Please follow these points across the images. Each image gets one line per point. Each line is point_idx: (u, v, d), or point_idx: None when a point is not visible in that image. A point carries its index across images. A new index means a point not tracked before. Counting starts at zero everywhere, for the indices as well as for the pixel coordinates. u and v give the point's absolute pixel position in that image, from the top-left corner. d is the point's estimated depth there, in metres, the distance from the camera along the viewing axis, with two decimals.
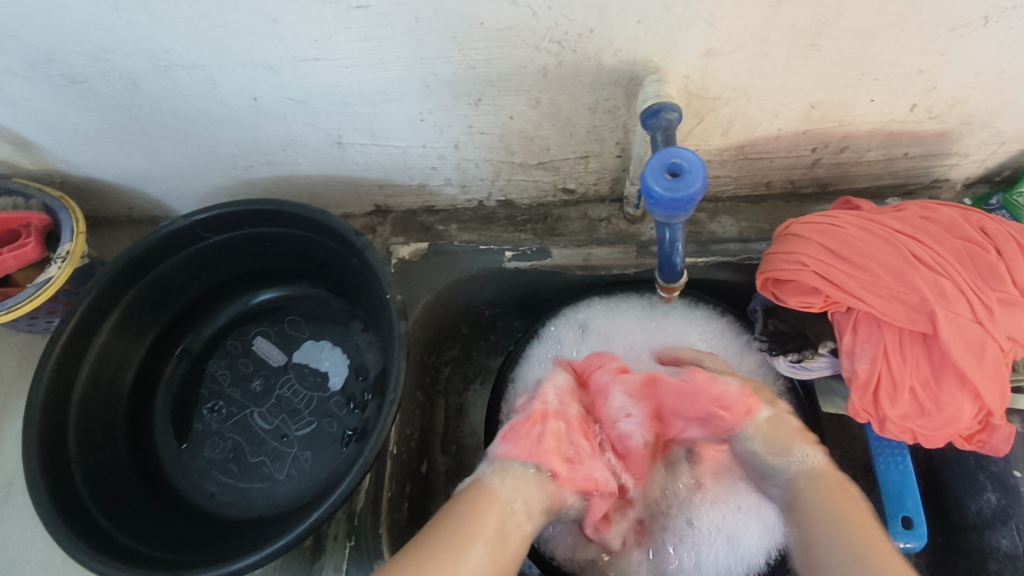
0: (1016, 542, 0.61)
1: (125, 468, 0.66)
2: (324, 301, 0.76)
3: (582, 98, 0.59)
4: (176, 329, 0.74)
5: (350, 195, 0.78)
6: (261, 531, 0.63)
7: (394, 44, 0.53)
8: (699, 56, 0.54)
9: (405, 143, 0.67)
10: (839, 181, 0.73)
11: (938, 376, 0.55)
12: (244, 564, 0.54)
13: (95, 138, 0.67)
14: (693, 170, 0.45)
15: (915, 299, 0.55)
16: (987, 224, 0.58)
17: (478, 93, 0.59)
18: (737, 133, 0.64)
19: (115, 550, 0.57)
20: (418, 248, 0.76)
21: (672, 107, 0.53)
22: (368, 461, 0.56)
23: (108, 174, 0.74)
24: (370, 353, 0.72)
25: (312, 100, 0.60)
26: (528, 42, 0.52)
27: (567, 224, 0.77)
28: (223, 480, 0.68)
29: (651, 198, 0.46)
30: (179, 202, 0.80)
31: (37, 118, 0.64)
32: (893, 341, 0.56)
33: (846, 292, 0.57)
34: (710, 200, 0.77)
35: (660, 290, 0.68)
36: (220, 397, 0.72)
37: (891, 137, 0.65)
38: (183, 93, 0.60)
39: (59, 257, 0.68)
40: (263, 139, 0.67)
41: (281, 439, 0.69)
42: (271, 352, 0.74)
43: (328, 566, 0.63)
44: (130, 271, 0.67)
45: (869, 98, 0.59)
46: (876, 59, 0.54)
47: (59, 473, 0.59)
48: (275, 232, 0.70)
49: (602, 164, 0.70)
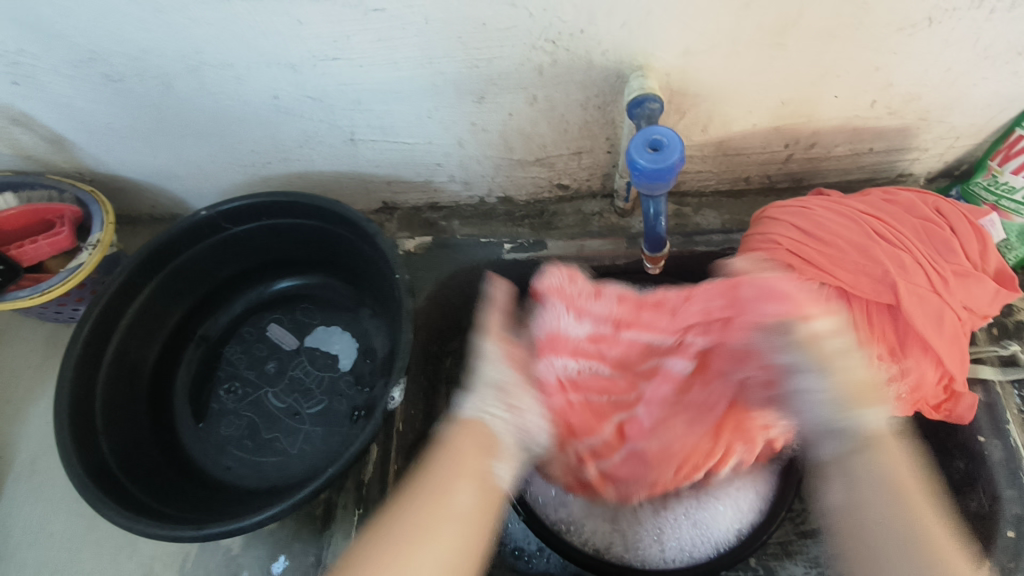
0: (983, 504, 0.65)
1: (147, 440, 0.70)
2: (335, 289, 0.80)
3: (575, 95, 0.65)
4: (196, 315, 0.78)
5: (360, 192, 0.83)
6: (274, 496, 0.67)
7: (406, 44, 0.59)
8: (678, 54, 0.60)
9: (413, 139, 0.73)
10: (813, 175, 0.80)
11: (903, 344, 0.61)
12: (266, 516, 0.58)
13: (126, 135, 0.73)
14: (671, 146, 0.51)
15: (879, 272, 0.60)
16: (943, 205, 0.65)
17: (481, 91, 0.65)
18: (716, 128, 0.70)
19: (139, 508, 0.60)
20: (423, 241, 0.83)
21: (654, 98, 0.60)
22: (377, 427, 0.61)
23: (135, 172, 0.80)
24: (379, 336, 0.77)
25: (329, 97, 0.66)
26: (525, 42, 0.59)
27: (563, 218, 0.83)
28: (239, 455, 0.72)
29: (636, 171, 0.51)
30: (199, 199, 0.86)
31: (75, 115, 0.70)
32: (861, 311, 0.62)
33: (817, 267, 0.63)
34: (695, 195, 0.82)
35: (647, 262, 0.72)
36: (236, 378, 0.76)
37: (856, 132, 0.72)
38: (212, 91, 0.66)
39: (90, 244, 0.73)
40: (281, 136, 0.73)
41: (293, 416, 0.74)
42: (285, 337, 0.79)
43: (338, 533, 0.67)
44: (157, 257, 0.72)
45: (832, 95, 0.66)
46: (835, 58, 0.60)
47: (86, 440, 0.63)
48: (292, 223, 0.75)
49: (593, 160, 0.76)
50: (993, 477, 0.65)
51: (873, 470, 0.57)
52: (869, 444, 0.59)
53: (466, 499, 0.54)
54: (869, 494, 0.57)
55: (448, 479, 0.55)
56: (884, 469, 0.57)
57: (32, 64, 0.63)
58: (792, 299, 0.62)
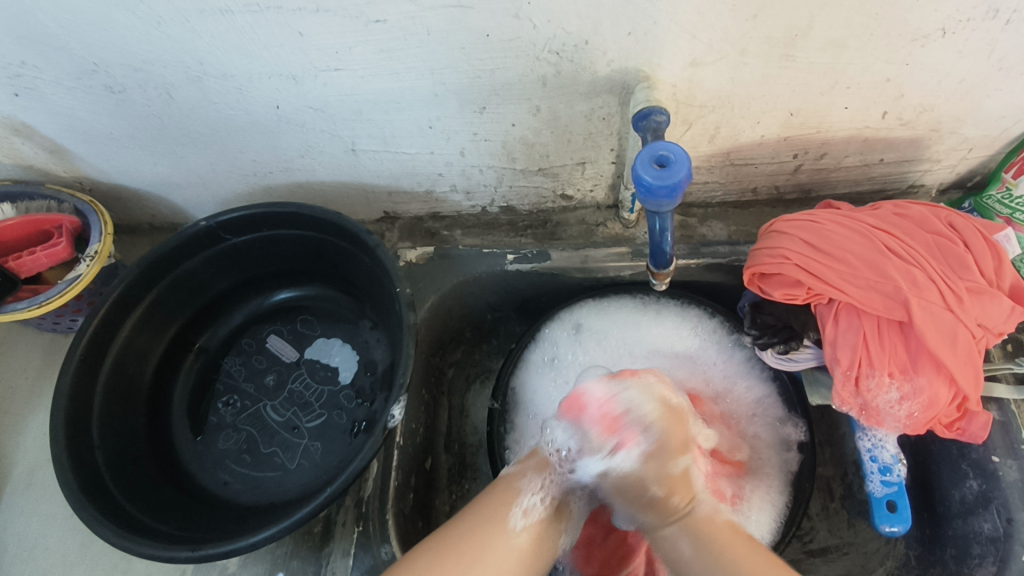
0: (997, 525, 0.63)
1: (145, 455, 0.69)
2: (335, 300, 0.79)
3: (579, 106, 0.64)
4: (195, 326, 0.78)
5: (361, 202, 0.83)
6: (272, 513, 0.66)
7: (408, 55, 0.58)
8: (685, 65, 0.59)
9: (414, 149, 0.72)
10: (822, 186, 0.78)
11: (915, 362, 0.59)
12: (262, 537, 0.57)
13: (126, 145, 0.72)
14: (679, 162, 0.50)
15: (890, 289, 0.59)
16: (956, 219, 0.63)
17: (483, 101, 0.64)
18: (723, 139, 0.69)
19: (135, 527, 0.60)
20: (425, 252, 0.81)
21: (660, 111, 0.59)
22: (378, 442, 0.60)
23: (135, 181, 0.79)
24: (379, 349, 0.76)
25: (330, 108, 0.65)
26: (530, 53, 0.57)
27: (566, 229, 0.81)
28: (237, 470, 0.71)
29: (643, 187, 0.50)
30: (199, 208, 0.85)
31: (74, 125, 0.69)
32: (871, 328, 0.60)
33: (826, 283, 0.61)
34: (701, 205, 0.81)
35: (653, 278, 0.71)
36: (235, 391, 0.76)
37: (867, 143, 0.70)
38: (212, 102, 0.65)
39: (88, 256, 0.72)
40: (282, 146, 0.72)
41: (292, 430, 0.73)
42: (285, 349, 0.78)
43: (337, 551, 0.66)
44: (155, 269, 0.71)
45: (843, 106, 0.64)
46: (846, 69, 0.59)
47: (83, 456, 0.62)
48: (293, 234, 0.74)
49: (598, 170, 0.75)
50: (1007, 499, 0.63)
51: (684, 540, 0.56)
52: (661, 509, 0.58)
53: (681, 463, 0.59)
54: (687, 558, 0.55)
55: (719, 405, 0.62)
56: (703, 539, 0.55)
57: (32, 76, 0.62)
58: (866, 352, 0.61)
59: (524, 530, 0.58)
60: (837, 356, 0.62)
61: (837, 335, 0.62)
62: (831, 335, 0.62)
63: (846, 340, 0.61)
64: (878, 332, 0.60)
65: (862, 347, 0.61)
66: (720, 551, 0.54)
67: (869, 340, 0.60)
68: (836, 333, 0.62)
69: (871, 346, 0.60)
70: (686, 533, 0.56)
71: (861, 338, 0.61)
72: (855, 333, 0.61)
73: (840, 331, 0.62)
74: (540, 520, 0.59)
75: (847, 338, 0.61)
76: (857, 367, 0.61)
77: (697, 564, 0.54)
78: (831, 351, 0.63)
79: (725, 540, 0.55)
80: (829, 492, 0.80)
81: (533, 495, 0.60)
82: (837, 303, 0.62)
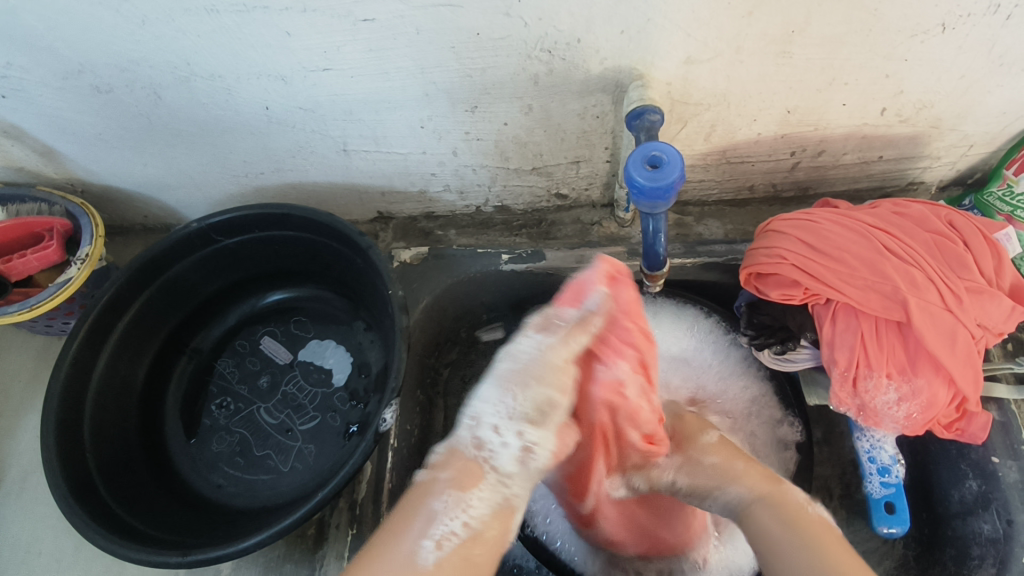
0: (996, 527, 0.63)
1: (137, 458, 0.69)
2: (329, 302, 0.79)
3: (572, 105, 0.63)
4: (188, 328, 0.77)
5: (354, 202, 0.82)
6: (265, 517, 0.65)
7: (398, 54, 0.57)
8: (679, 63, 0.58)
9: (406, 149, 0.71)
10: (819, 184, 0.77)
11: (914, 363, 0.59)
12: (253, 542, 0.56)
13: (115, 146, 0.71)
14: (671, 162, 0.49)
15: (889, 289, 0.58)
16: (955, 218, 0.62)
17: (475, 100, 0.63)
18: (719, 137, 0.68)
19: (126, 532, 0.59)
20: (419, 252, 0.80)
21: (654, 109, 0.57)
22: (370, 445, 0.60)
23: (126, 182, 0.78)
24: (373, 350, 0.75)
25: (320, 108, 0.65)
26: (521, 51, 0.57)
27: (561, 228, 0.80)
28: (230, 472, 0.71)
29: (635, 188, 0.49)
30: (192, 209, 0.84)
31: (63, 126, 0.68)
32: (869, 329, 0.60)
33: (824, 283, 0.60)
34: (697, 204, 0.80)
35: (647, 280, 0.71)
36: (228, 394, 0.75)
37: (865, 140, 0.69)
38: (201, 102, 0.64)
39: (79, 258, 0.71)
40: (273, 146, 0.71)
41: (286, 432, 0.72)
42: (278, 350, 0.78)
43: (331, 554, 0.66)
44: (147, 271, 0.70)
45: (841, 103, 0.63)
46: (844, 65, 0.58)
47: (74, 461, 0.62)
48: (284, 235, 0.74)
49: (593, 169, 0.74)
50: (1007, 500, 0.63)
51: (767, 518, 0.49)
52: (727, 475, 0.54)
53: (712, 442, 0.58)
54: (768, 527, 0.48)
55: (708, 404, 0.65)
56: (778, 510, 0.49)
57: (19, 77, 0.61)
58: (863, 352, 0.60)
59: (439, 566, 0.44)
60: (834, 356, 0.61)
61: (834, 335, 0.61)
62: (828, 335, 0.61)
63: (842, 339, 0.60)
64: (875, 332, 0.60)
65: (859, 347, 0.60)
66: (810, 542, 0.46)
67: (867, 341, 0.60)
68: (832, 334, 0.61)
69: (868, 346, 0.59)
70: (768, 509, 0.50)
71: (858, 338, 0.60)
72: (852, 333, 0.60)
73: (836, 331, 0.61)
74: (464, 544, 0.45)
75: (843, 338, 0.60)
76: (854, 367, 0.60)
77: (787, 556, 0.46)
78: (827, 352, 0.62)
79: (824, 536, 0.46)
80: (827, 492, 0.77)
81: (450, 520, 0.46)
82: (833, 303, 0.61)
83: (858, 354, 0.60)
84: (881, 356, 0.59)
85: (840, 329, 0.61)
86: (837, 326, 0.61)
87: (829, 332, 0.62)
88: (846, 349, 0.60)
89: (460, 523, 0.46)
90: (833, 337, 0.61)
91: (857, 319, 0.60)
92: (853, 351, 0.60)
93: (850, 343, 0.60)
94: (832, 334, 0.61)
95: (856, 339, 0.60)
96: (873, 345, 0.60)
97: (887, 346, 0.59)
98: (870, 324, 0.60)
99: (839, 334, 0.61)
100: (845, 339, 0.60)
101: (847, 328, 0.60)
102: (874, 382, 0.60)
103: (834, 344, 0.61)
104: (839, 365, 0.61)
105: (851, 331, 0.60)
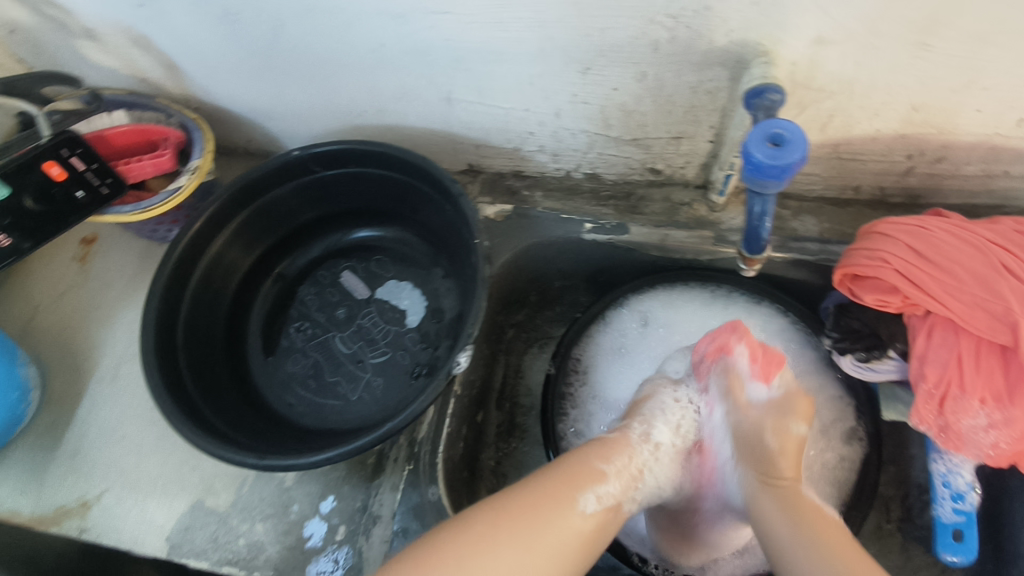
0: None
1: (220, 365, 0.74)
2: (411, 245, 0.81)
3: (687, 77, 0.62)
4: (276, 252, 0.80)
5: (447, 151, 0.83)
6: (334, 438, 0.69)
7: (520, 4, 0.57)
8: (809, 44, 0.55)
9: (509, 104, 0.71)
10: (932, 193, 0.73)
11: (1012, 391, 0.56)
12: (322, 458, 0.59)
13: (234, 69, 0.74)
14: (795, 142, 0.47)
15: (998, 309, 0.55)
16: None
17: (589, 62, 0.62)
18: (835, 129, 0.65)
19: (208, 430, 0.63)
20: (503, 209, 0.80)
21: (776, 89, 0.55)
22: (438, 388, 0.61)
23: (237, 105, 0.82)
24: (448, 297, 0.77)
25: (432, 52, 0.65)
26: (645, 13, 0.55)
27: (649, 204, 0.79)
28: (302, 393, 0.74)
29: (751, 164, 0.48)
30: (293, 139, 0.87)
31: (188, 43, 0.71)
32: (969, 349, 0.57)
33: (927, 294, 0.58)
34: (796, 198, 0.78)
35: (743, 261, 0.69)
36: (306, 319, 0.79)
37: (993, 151, 0.65)
38: (320, 33, 0.66)
39: (189, 169, 0.75)
40: (379, 86, 0.72)
41: (357, 363, 0.75)
42: (357, 285, 0.80)
43: (386, 483, 0.69)
44: (248, 191, 0.74)
45: (975, 108, 0.59)
46: (988, 66, 0.54)
47: (168, 356, 0.67)
48: (377, 173, 0.75)
49: (693, 148, 0.72)
50: None
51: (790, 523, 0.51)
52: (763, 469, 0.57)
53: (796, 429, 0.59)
54: (778, 525, 0.52)
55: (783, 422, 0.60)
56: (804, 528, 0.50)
57: None
58: (955, 371, 0.57)
59: (593, 515, 0.54)
60: (925, 373, 0.59)
61: (929, 350, 0.58)
62: (920, 347, 0.59)
63: (936, 354, 0.58)
64: (974, 351, 0.57)
65: (954, 365, 0.57)
66: (818, 540, 0.48)
67: (964, 359, 0.57)
68: (927, 347, 0.59)
69: (964, 365, 0.57)
70: (799, 527, 0.50)
71: (954, 356, 0.57)
72: (950, 350, 0.57)
73: (930, 344, 0.58)
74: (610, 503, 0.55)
75: (938, 354, 0.58)
76: (945, 385, 0.58)
77: (797, 548, 0.49)
78: (916, 366, 0.59)
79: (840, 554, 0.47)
80: (886, 511, 0.76)
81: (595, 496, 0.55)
82: (933, 316, 0.59)
83: (950, 372, 0.57)
84: (976, 379, 0.57)
85: (937, 340, 0.58)
86: (933, 342, 0.58)
87: (923, 344, 0.59)
88: (939, 366, 0.58)
89: (616, 489, 0.56)
90: (926, 351, 0.59)
91: (955, 336, 0.57)
92: (947, 369, 0.58)
93: (944, 361, 0.58)
94: (926, 347, 0.59)
95: (953, 357, 0.57)
96: (969, 366, 0.57)
97: (985, 368, 0.57)
98: (968, 344, 0.57)
99: (934, 349, 0.58)
100: (939, 355, 0.58)
101: (945, 343, 0.58)
102: (964, 403, 0.57)
103: (926, 358, 0.59)
104: (927, 379, 0.59)
105: (949, 348, 0.58)
